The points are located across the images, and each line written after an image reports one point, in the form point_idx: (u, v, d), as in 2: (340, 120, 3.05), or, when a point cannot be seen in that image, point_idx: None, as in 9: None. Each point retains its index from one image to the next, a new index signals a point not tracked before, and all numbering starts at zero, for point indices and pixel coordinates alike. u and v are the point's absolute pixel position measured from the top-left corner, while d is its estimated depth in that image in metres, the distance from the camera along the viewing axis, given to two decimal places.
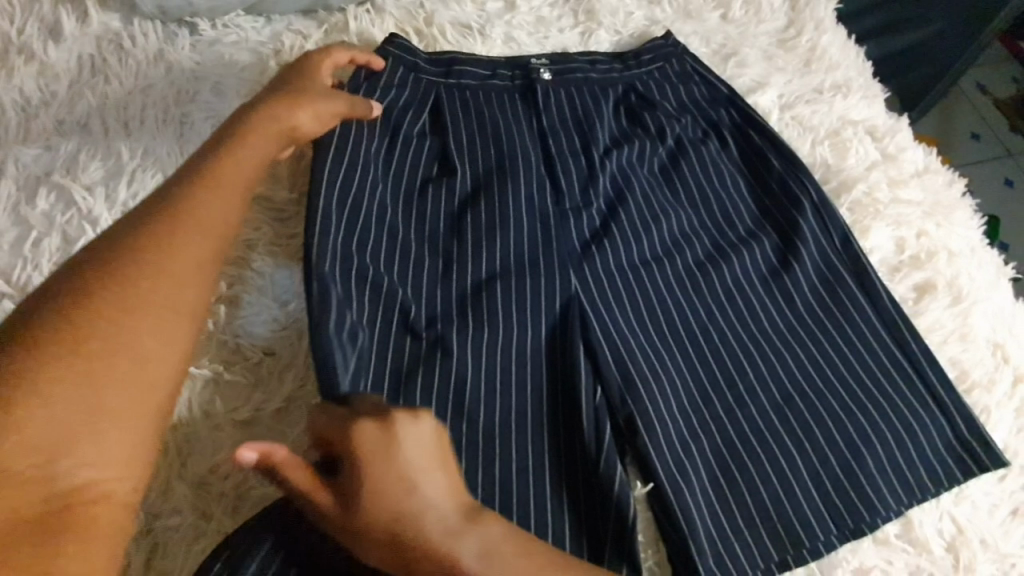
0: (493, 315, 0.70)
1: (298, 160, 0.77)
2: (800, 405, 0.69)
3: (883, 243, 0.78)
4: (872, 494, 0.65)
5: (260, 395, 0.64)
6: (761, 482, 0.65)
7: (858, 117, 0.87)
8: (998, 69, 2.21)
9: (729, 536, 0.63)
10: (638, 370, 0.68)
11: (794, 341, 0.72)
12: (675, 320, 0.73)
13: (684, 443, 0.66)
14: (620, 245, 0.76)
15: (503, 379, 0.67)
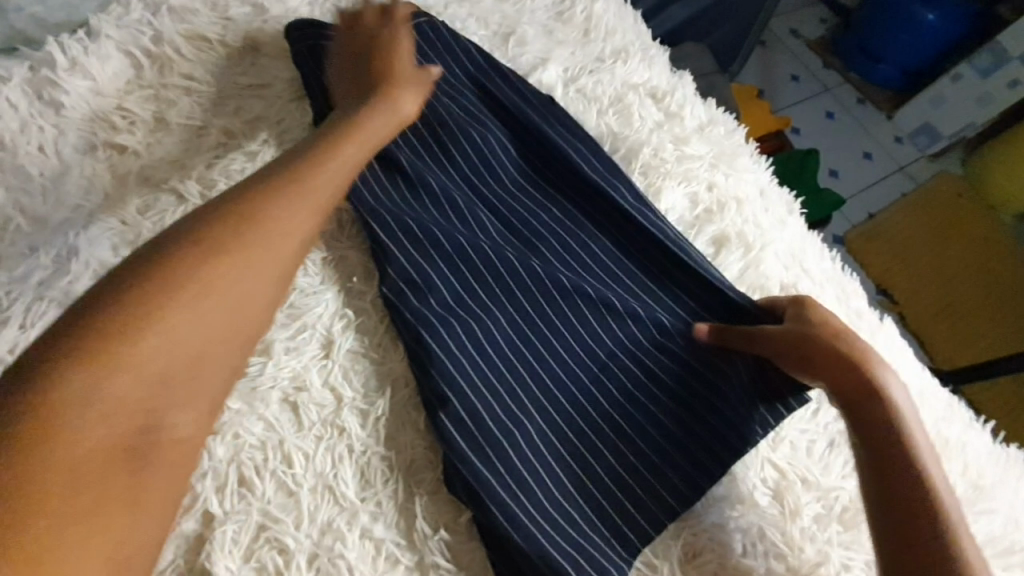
0: (268, 372, 0.63)
1: (9, 232, 0.64)
2: (608, 381, 0.67)
3: (675, 202, 0.78)
4: (682, 460, 0.64)
5: None
6: (595, 481, 0.62)
7: (640, 80, 0.87)
8: (806, 12, 2.39)
9: (557, 540, 0.58)
10: (444, 381, 0.62)
11: (597, 313, 0.69)
12: (478, 319, 0.67)
13: (499, 449, 0.60)
14: (411, 246, 0.68)
15: (287, 440, 0.60)
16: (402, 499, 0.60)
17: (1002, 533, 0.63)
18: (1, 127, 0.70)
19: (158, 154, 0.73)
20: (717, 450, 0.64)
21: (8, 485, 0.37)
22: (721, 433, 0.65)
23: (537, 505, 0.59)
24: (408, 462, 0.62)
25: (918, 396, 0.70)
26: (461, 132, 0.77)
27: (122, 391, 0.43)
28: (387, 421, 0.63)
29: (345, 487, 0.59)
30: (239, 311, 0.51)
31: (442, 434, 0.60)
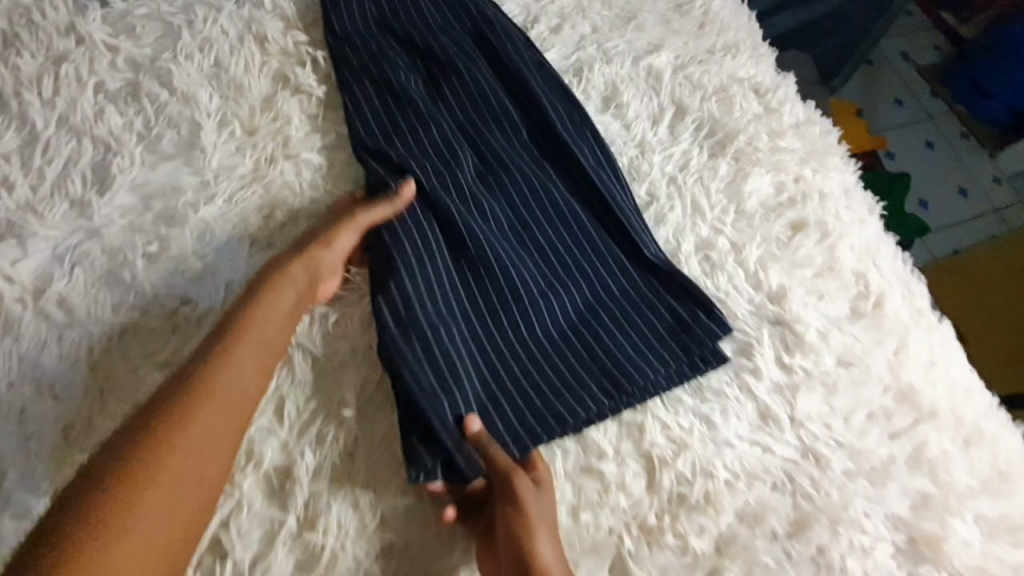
0: (406, 261, 0.74)
1: (221, 127, 0.78)
2: (571, 295, 0.79)
3: (761, 186, 0.86)
4: (636, 367, 0.74)
5: (182, 353, 0.65)
6: (537, 404, 0.71)
7: (744, 75, 0.95)
8: (918, 38, 2.33)
9: (531, 427, 0.69)
10: (429, 300, 0.72)
11: (567, 239, 0.83)
12: (476, 242, 0.78)
13: (447, 362, 0.70)
14: (410, 185, 0.80)
15: (413, 319, 0.70)
16: (500, 382, 0.72)
17: (1014, 514, 0.71)
18: (216, 46, 0.83)
19: (333, 81, 0.87)
20: (660, 366, 0.74)
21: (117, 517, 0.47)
22: (770, 386, 0.74)
23: (519, 404, 0.70)
24: (468, 358, 0.71)
25: (965, 390, 0.77)
26: (464, 83, 0.89)
27: (149, 524, 0.48)
28: (412, 328, 0.70)
29: (460, 366, 0.71)
30: (222, 403, 0.56)
31: (419, 341, 0.70)
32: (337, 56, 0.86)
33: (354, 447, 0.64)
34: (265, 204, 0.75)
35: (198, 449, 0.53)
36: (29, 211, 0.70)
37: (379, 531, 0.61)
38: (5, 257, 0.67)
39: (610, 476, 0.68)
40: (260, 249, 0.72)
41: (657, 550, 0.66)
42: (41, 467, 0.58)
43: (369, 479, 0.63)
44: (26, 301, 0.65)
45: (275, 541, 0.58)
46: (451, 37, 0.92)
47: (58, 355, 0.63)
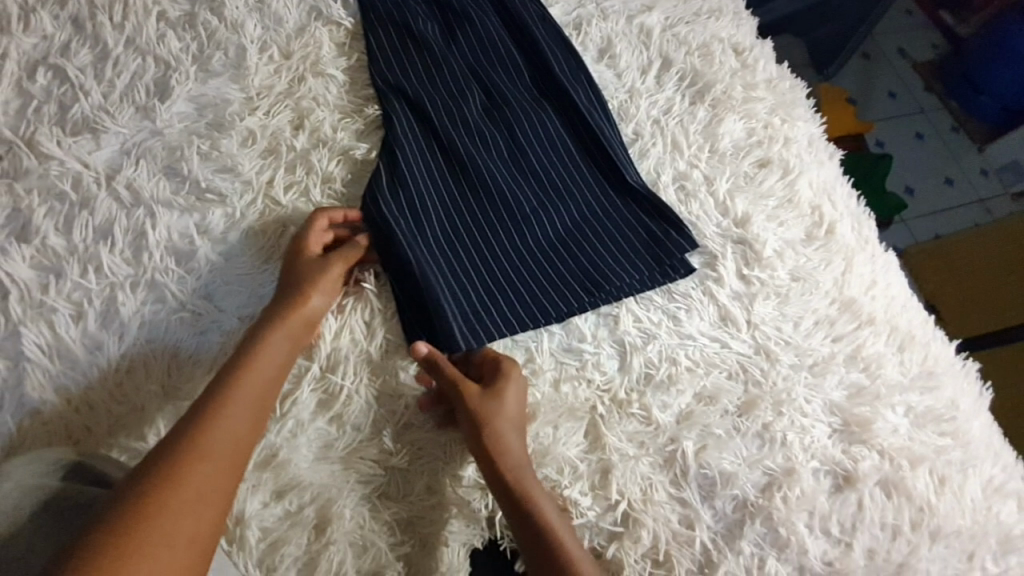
0: (415, 173, 0.85)
1: (262, 53, 0.90)
2: (558, 214, 0.89)
3: (734, 129, 0.97)
4: (609, 275, 0.84)
5: (229, 234, 0.77)
6: (519, 298, 0.81)
7: (726, 35, 1.06)
8: (913, 36, 2.42)
9: (514, 318, 0.79)
10: (430, 211, 0.83)
11: (559, 167, 0.92)
12: (474, 165, 0.88)
13: (443, 258, 0.81)
14: (418, 115, 0.91)
15: (416, 221, 0.82)
16: (492, 276, 0.82)
17: (937, 408, 0.82)
18: None
19: (359, 16, 0.97)
20: (631, 275, 0.84)
21: (157, 515, 0.51)
22: (731, 293, 0.85)
23: (506, 300, 0.80)
24: (462, 257, 0.82)
25: (899, 308, 0.89)
26: (475, 29, 0.99)
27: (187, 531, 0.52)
28: (414, 230, 0.81)
29: (458, 261, 0.82)
30: (235, 433, 0.60)
31: (420, 239, 0.81)
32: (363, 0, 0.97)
33: (370, 314, 0.75)
34: (298, 118, 0.87)
35: (220, 466, 0.57)
36: (101, 113, 0.82)
37: (390, 382, 0.72)
38: (83, 148, 0.79)
39: (588, 355, 0.79)
40: (292, 155, 0.84)
41: (625, 419, 0.76)
42: (111, 311, 0.70)
43: (382, 341, 0.74)
44: (100, 184, 0.77)
45: (302, 381, 0.70)
46: None
47: (125, 227, 0.75)
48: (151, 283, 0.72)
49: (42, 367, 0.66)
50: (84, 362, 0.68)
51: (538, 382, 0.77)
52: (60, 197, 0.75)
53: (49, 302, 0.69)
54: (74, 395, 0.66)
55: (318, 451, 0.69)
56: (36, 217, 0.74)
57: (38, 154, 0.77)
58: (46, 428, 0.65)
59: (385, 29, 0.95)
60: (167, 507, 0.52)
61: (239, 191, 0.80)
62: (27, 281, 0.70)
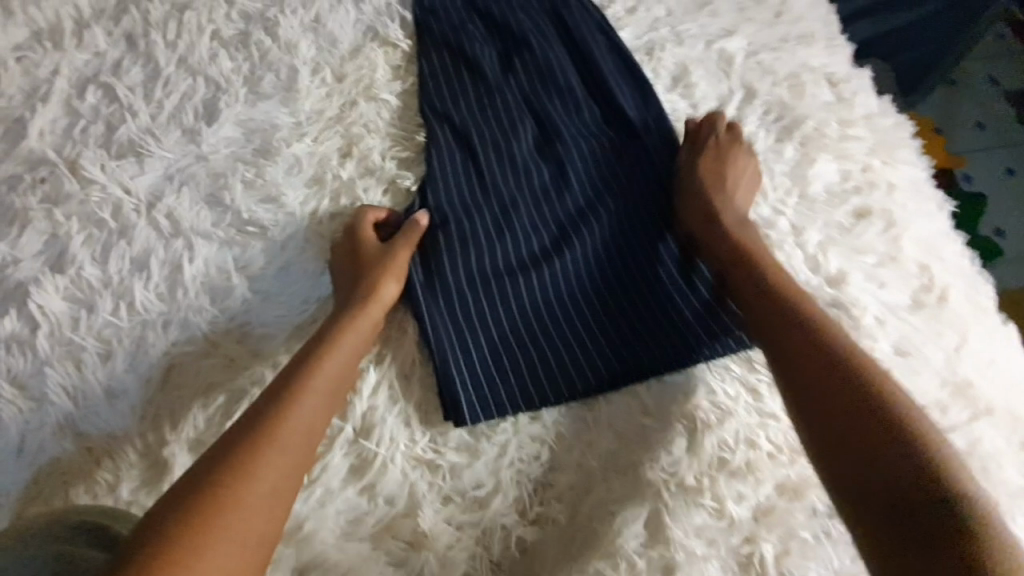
0: (459, 212, 0.77)
1: (315, 75, 0.85)
2: (609, 263, 0.78)
3: (827, 171, 0.86)
4: (663, 341, 0.73)
5: (270, 267, 0.72)
6: (553, 360, 0.71)
7: (818, 64, 0.94)
8: (1010, 61, 2.20)
9: (546, 385, 0.69)
10: (463, 249, 0.75)
11: (616, 209, 0.81)
12: (517, 205, 0.80)
13: (472, 307, 0.72)
14: (461, 146, 0.83)
15: (449, 263, 0.73)
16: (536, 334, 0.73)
17: None
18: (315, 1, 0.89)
19: (415, 37, 0.90)
20: (691, 343, 0.73)
21: (207, 522, 0.49)
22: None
23: (538, 363, 0.71)
24: (498, 309, 0.73)
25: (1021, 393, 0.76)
26: (534, 55, 0.90)
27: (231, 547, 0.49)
28: (442, 277, 0.73)
29: (503, 313, 0.72)
30: (295, 437, 0.57)
31: (449, 283, 0.72)
32: (422, 19, 0.90)
33: (411, 369, 0.68)
34: (347, 146, 0.81)
35: (277, 476, 0.54)
36: (148, 134, 0.78)
37: (429, 449, 0.64)
38: (126, 171, 0.76)
39: (651, 431, 0.69)
40: (340, 186, 0.79)
41: (693, 510, 0.66)
42: (140, 352, 0.65)
43: (420, 401, 0.67)
44: (140, 211, 0.73)
45: (334, 444, 0.62)
46: (527, 9, 0.94)
47: (162, 258, 0.70)
48: (182, 322, 0.67)
49: (64, 409, 0.62)
50: (108, 407, 0.63)
51: (594, 459, 0.68)
52: (99, 224, 0.72)
53: (77, 340, 0.65)
54: (94, 445, 0.62)
55: (346, 525, 0.61)
56: (74, 243, 0.71)
57: (82, 178, 0.74)
58: (62, 481, 0.60)
59: (439, 54, 0.89)
60: (214, 517, 0.49)
61: (280, 222, 0.75)
62: (60, 314, 0.66)
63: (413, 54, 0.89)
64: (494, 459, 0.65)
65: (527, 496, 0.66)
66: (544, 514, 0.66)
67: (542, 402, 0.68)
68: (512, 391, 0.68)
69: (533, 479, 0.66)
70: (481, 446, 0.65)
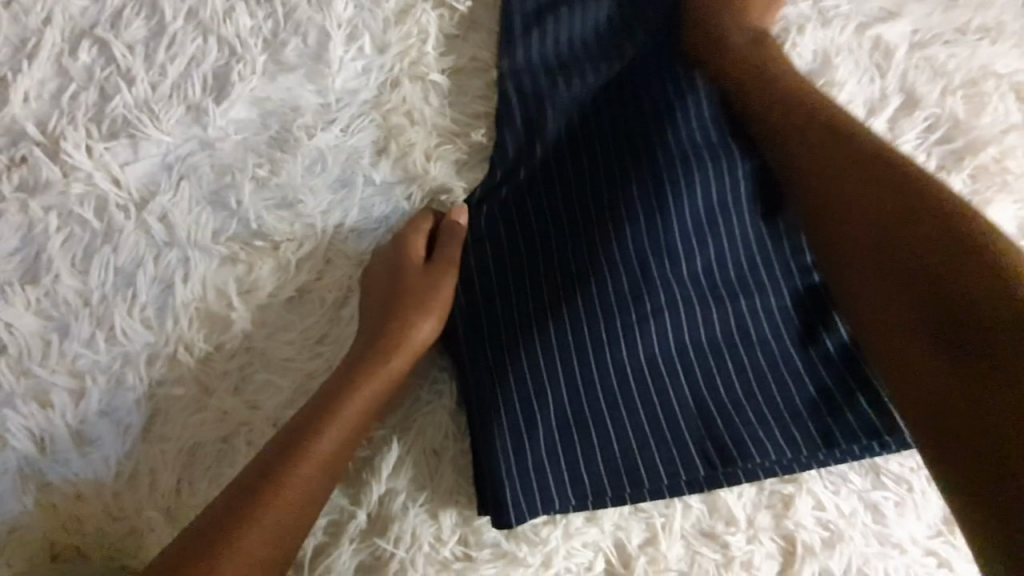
0: (514, 238, 0.61)
1: (351, 43, 0.66)
2: (708, 319, 0.57)
3: (1003, 220, 0.66)
4: (766, 440, 0.55)
5: (282, 297, 0.58)
6: (617, 445, 0.54)
7: (1006, 69, 0.71)
8: None
9: (607, 482, 0.54)
10: (514, 286, 0.59)
11: (726, 241, 0.59)
12: (591, 224, 0.58)
13: (519, 368, 0.55)
14: (525, 143, 0.64)
15: (498, 307, 0.58)
16: None
17: None
18: None
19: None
20: (803, 442, 0.55)
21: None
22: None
23: (600, 450, 0.54)
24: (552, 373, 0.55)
25: None
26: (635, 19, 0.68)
27: None
28: (491, 328, 0.57)
29: (559, 381, 0.55)
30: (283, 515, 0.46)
31: (494, 333, 0.57)
32: None
33: (443, 443, 0.55)
34: (384, 142, 0.64)
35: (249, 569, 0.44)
36: (145, 110, 0.63)
37: (458, 552, 0.52)
38: (117, 157, 0.62)
39: (735, 551, 0.55)
40: (373, 194, 0.63)
41: None
42: (118, 393, 0.54)
43: (451, 489, 0.54)
44: (130, 211, 0.60)
45: (343, 537, 0.51)
46: None
47: (151, 275, 0.57)
48: (174, 359, 0.55)
49: (33, 458, 0.52)
50: (79, 459, 0.53)
51: None
52: (81, 223, 0.59)
53: (46, 374, 0.54)
54: (62, 506, 0.52)
55: None
56: (51, 246, 0.58)
57: (61, 162, 0.61)
58: (26, 544, 0.52)
59: (506, 17, 0.68)
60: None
61: (297, 237, 0.60)
62: (29, 336, 0.55)
63: (474, 16, 0.68)
64: (536, 569, 0.53)
65: None
66: None
67: (600, 505, 0.54)
68: (563, 489, 0.53)
69: None
70: (522, 555, 0.53)
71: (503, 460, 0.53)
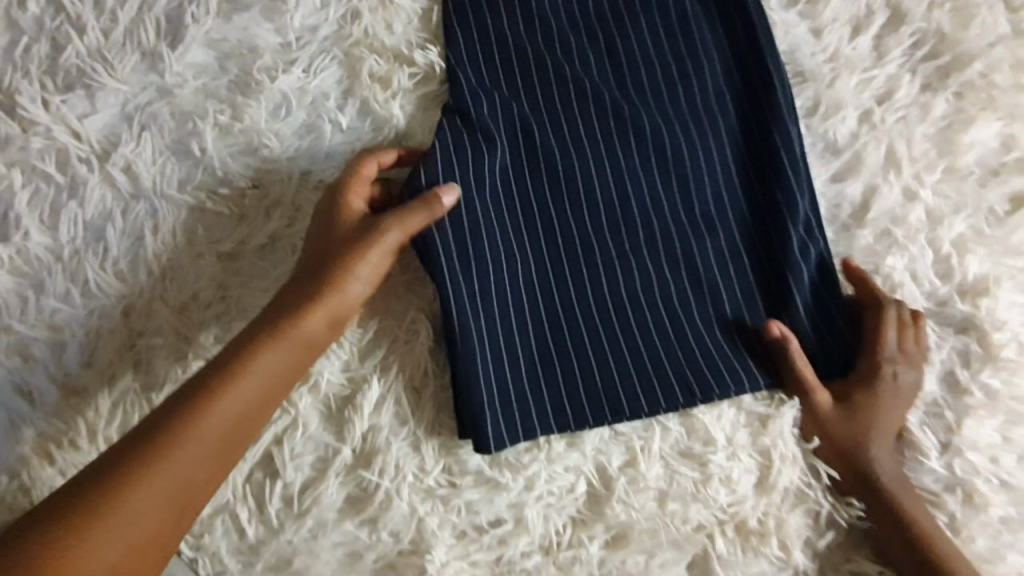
0: (486, 177, 0.59)
1: None
2: (686, 252, 0.59)
3: (986, 137, 0.64)
4: (736, 363, 0.56)
5: (254, 243, 0.58)
6: (598, 373, 0.56)
7: None
8: None
9: (586, 402, 0.55)
10: (489, 229, 0.57)
11: (695, 185, 0.61)
12: (565, 169, 0.60)
13: (498, 306, 0.56)
14: (497, 81, 0.62)
15: (475, 249, 0.56)
16: (578, 341, 0.56)
17: None
18: None
19: None
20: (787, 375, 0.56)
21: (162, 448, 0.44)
22: (925, 409, 0.58)
23: (583, 380, 0.55)
24: (532, 314, 0.57)
25: None
26: None
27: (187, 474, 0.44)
28: (473, 261, 0.56)
29: (534, 318, 0.57)
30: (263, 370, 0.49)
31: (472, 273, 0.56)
32: None
33: (423, 381, 0.55)
34: (347, 85, 0.62)
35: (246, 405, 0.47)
36: (99, 59, 0.61)
37: (442, 480, 0.53)
38: (75, 109, 0.60)
39: (714, 468, 0.55)
40: (338, 135, 0.61)
41: (754, 558, 0.55)
42: (98, 344, 0.55)
43: (434, 423, 0.54)
44: (92, 163, 0.59)
45: (329, 469, 0.52)
46: None
47: (121, 228, 0.57)
48: (149, 310, 0.56)
49: (21, 407, 0.54)
50: (68, 409, 0.54)
51: (637, 499, 0.55)
52: (46, 179, 0.58)
53: (27, 328, 0.54)
54: (55, 452, 0.54)
55: (341, 563, 0.52)
56: (18, 203, 0.57)
57: (18, 118, 0.59)
58: (24, 489, 0.53)
59: None
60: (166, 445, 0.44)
61: (262, 182, 0.60)
62: (5, 293, 0.55)
63: None
64: (520, 493, 0.54)
65: (554, 534, 0.55)
66: (573, 556, 0.55)
67: (576, 433, 0.55)
68: (544, 419, 0.55)
69: (564, 514, 0.55)
70: (503, 482, 0.54)
71: (480, 390, 0.54)
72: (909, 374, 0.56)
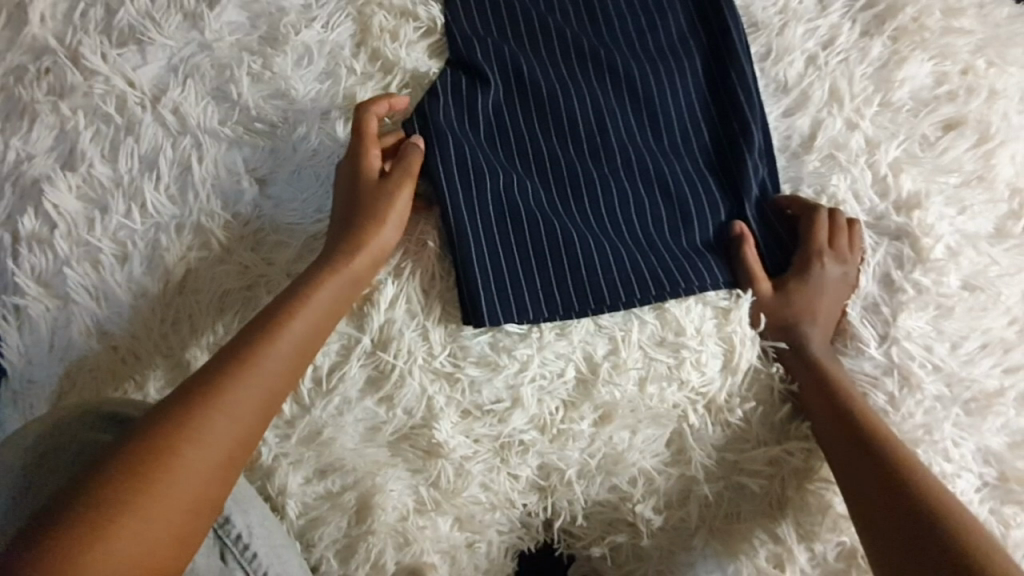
0: (482, 111, 0.69)
1: None
2: (656, 173, 0.69)
3: (920, 74, 0.73)
4: (698, 263, 0.66)
5: (284, 173, 0.68)
6: (584, 272, 0.65)
7: None
8: None
9: (575, 296, 0.64)
10: (487, 154, 0.67)
11: (664, 117, 0.70)
12: (551, 103, 0.69)
13: (496, 216, 0.65)
14: (489, 30, 0.72)
15: (475, 170, 0.66)
16: (564, 247, 0.65)
17: None
18: None
19: None
20: (741, 273, 0.66)
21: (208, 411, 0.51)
22: (862, 304, 0.67)
23: (572, 278, 0.65)
24: (526, 224, 0.66)
25: None
26: None
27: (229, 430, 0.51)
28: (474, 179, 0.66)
29: (527, 227, 0.66)
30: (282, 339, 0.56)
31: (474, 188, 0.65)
32: None
33: (430, 282, 0.65)
34: (361, 38, 0.72)
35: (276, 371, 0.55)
36: (147, 18, 0.71)
37: (449, 363, 0.63)
38: (129, 62, 0.70)
39: (687, 352, 0.63)
40: (353, 80, 0.71)
41: (718, 429, 0.64)
42: (156, 255, 0.65)
43: (440, 316, 0.64)
44: (145, 106, 0.68)
45: (351, 354, 0.62)
46: None
47: (171, 160, 0.67)
48: (197, 227, 0.65)
49: (89, 308, 0.63)
50: (130, 310, 0.64)
51: (621, 379, 0.63)
52: (106, 120, 0.68)
53: (95, 243, 0.64)
54: (120, 344, 0.63)
55: (365, 431, 0.63)
56: (82, 139, 0.67)
57: (82, 69, 0.69)
58: (97, 377, 0.63)
59: None
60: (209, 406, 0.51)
61: (288, 121, 0.69)
62: (76, 214, 0.65)
63: None
64: (516, 376, 0.63)
65: (548, 414, 0.63)
66: (566, 431, 0.63)
67: (563, 326, 0.64)
68: (537, 310, 0.64)
69: (557, 397, 0.64)
70: (500, 365, 0.63)
71: (483, 284, 0.63)
72: (835, 269, 0.66)
